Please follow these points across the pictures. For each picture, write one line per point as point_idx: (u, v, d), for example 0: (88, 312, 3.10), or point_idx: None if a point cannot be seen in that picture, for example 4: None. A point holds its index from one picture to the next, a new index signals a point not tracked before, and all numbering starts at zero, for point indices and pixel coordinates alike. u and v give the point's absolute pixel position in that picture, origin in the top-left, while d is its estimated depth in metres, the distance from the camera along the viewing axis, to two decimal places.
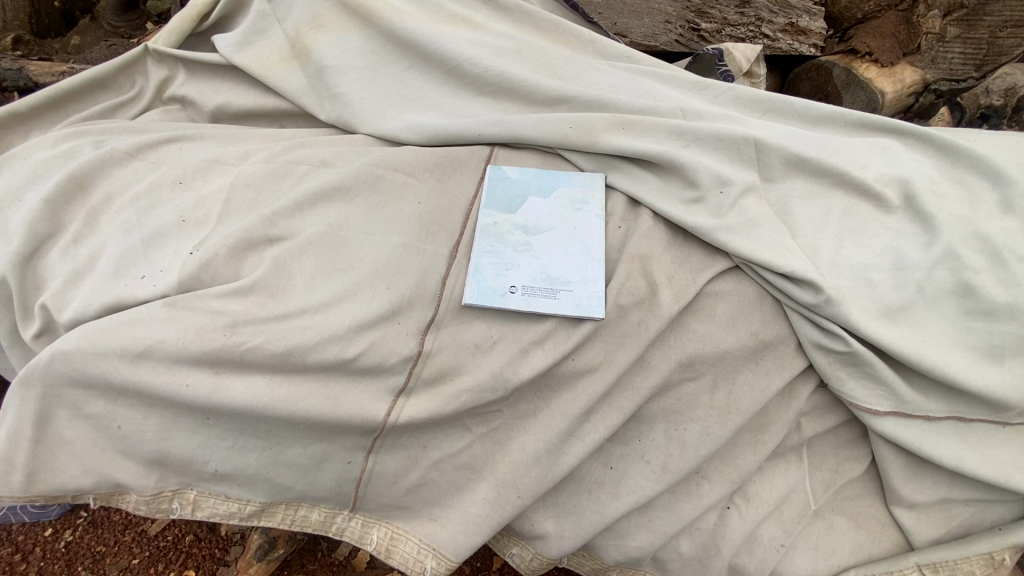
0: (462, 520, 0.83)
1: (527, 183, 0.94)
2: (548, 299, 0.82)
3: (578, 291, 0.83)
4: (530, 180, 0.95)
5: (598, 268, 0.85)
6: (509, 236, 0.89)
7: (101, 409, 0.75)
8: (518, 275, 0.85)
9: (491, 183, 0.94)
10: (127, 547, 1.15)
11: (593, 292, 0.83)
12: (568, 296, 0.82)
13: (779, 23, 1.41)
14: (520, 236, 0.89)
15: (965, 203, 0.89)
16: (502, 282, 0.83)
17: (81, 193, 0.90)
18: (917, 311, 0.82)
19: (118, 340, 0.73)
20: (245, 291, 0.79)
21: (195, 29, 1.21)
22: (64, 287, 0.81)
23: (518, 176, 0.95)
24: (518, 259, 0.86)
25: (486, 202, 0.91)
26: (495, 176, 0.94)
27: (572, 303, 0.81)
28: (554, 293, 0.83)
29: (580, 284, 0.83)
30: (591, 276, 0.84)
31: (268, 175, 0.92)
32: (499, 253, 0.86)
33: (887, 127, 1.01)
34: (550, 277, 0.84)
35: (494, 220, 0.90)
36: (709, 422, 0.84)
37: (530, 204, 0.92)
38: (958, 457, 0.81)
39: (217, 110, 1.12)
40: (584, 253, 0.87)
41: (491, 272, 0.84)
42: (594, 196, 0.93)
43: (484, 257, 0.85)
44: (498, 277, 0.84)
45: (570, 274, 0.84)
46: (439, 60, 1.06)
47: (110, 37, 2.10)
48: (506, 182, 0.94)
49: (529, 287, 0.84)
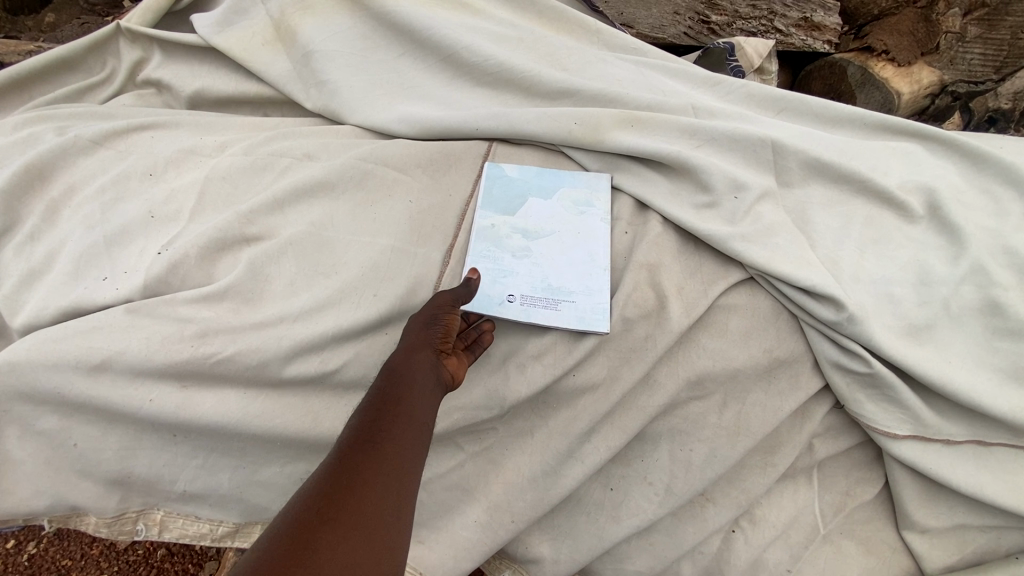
0: (451, 542, 0.79)
1: (526, 182, 0.88)
2: (549, 311, 0.76)
3: (582, 303, 0.77)
4: (530, 179, 0.89)
5: (604, 278, 0.79)
6: (507, 240, 0.83)
7: (53, 425, 0.67)
8: (517, 283, 0.79)
9: (487, 180, 0.87)
10: (95, 561, 1.08)
11: (597, 304, 0.77)
12: (570, 308, 0.76)
13: (792, 18, 1.34)
14: (518, 241, 0.83)
15: (991, 213, 0.83)
16: (500, 290, 0.78)
17: (41, 183, 0.82)
18: (941, 331, 0.76)
19: (73, 350, 0.66)
20: (218, 297, 0.72)
21: (173, 7, 1.13)
22: (20, 287, 0.74)
23: (517, 174, 0.89)
24: (518, 266, 0.81)
25: (482, 202, 0.85)
26: (494, 174, 0.88)
27: (575, 317, 0.75)
28: (554, 304, 0.77)
29: (583, 296, 0.78)
30: (595, 287, 0.78)
31: (248, 167, 0.85)
32: (497, 260, 0.81)
33: (909, 130, 0.95)
34: (551, 286, 0.79)
35: (491, 223, 0.84)
36: (718, 442, 0.79)
37: (530, 205, 0.86)
38: (977, 483, 0.77)
39: (195, 96, 1.04)
40: (588, 262, 0.81)
41: (488, 280, 0.79)
42: (600, 199, 0.86)
43: (481, 265, 0.80)
44: (495, 284, 0.78)
45: (572, 284, 0.79)
46: (435, 48, 0.99)
47: (86, 15, 1.93)
48: (503, 180, 0.88)
49: (530, 296, 0.78)
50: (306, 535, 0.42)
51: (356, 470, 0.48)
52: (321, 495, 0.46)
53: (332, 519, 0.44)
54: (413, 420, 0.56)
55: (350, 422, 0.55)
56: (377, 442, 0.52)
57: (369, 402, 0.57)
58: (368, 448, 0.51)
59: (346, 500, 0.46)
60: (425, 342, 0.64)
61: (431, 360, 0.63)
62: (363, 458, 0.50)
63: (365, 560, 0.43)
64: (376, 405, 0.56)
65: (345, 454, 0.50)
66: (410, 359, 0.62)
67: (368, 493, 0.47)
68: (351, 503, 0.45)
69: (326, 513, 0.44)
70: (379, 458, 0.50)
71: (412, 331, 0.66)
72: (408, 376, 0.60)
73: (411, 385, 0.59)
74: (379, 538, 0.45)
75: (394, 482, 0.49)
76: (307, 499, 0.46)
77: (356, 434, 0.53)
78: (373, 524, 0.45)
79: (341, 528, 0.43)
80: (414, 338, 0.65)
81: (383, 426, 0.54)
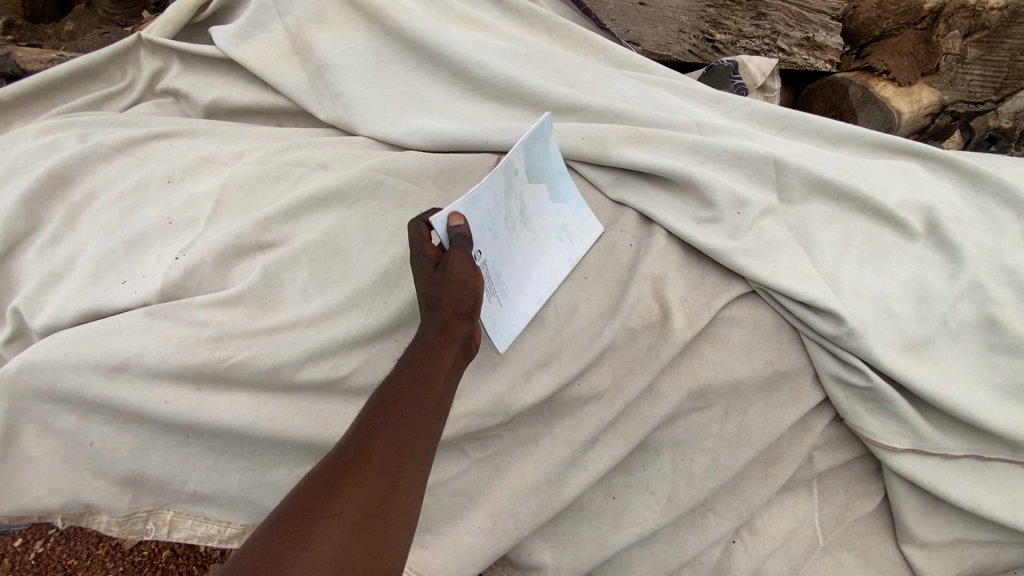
0: (455, 548, 0.80)
1: (554, 169, 0.83)
2: (485, 296, 0.73)
3: (502, 313, 0.75)
4: (554, 172, 0.83)
5: (534, 307, 0.78)
6: (513, 199, 0.76)
7: (70, 424, 0.69)
8: (488, 245, 0.72)
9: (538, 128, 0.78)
10: (100, 561, 1.10)
11: (513, 322, 0.76)
12: (497, 309, 0.75)
13: (795, 37, 1.36)
14: (516, 210, 0.77)
15: (989, 232, 0.85)
16: (479, 237, 0.70)
17: (63, 188, 0.85)
18: (940, 346, 0.78)
19: (92, 351, 0.67)
20: (233, 301, 0.74)
21: (193, 19, 1.16)
22: (40, 289, 0.77)
23: (554, 158, 0.83)
24: (500, 233, 0.74)
25: (524, 148, 0.76)
26: (546, 128, 0.79)
27: (486, 321, 0.73)
28: (491, 295, 0.74)
29: (508, 308, 0.76)
30: (525, 308, 0.77)
31: (264, 176, 0.88)
32: (496, 213, 0.73)
33: (908, 149, 0.97)
34: (502, 278, 0.75)
35: (516, 168, 0.75)
36: (719, 453, 0.80)
37: (541, 191, 0.81)
38: (975, 497, 0.78)
39: (212, 106, 1.07)
40: (540, 283, 0.79)
41: (479, 218, 0.69)
42: (583, 241, 0.84)
43: (486, 198, 0.70)
44: (482, 231, 0.71)
45: (515, 291, 0.77)
46: (446, 63, 1.02)
47: (104, 24, 1.97)
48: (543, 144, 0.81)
49: (486, 269, 0.73)
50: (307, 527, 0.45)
51: (363, 464, 0.50)
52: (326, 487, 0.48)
53: (336, 512, 0.46)
54: (428, 411, 0.57)
55: (368, 403, 0.56)
56: (389, 434, 0.53)
57: (390, 385, 0.58)
58: (379, 440, 0.52)
59: (350, 494, 0.48)
60: (450, 312, 0.65)
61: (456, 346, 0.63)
62: (372, 450, 0.51)
63: (362, 556, 0.45)
64: (394, 390, 0.57)
65: (358, 442, 0.52)
66: (437, 343, 0.62)
67: (374, 490, 0.49)
68: (354, 499, 0.48)
69: (331, 506, 0.47)
70: (387, 452, 0.51)
71: (445, 295, 0.64)
72: (429, 364, 0.60)
73: (434, 373, 0.60)
74: (377, 534, 0.47)
75: (400, 478, 0.51)
76: (318, 483, 0.48)
77: (372, 420, 0.54)
78: (375, 521, 0.48)
79: (342, 524, 0.46)
80: (444, 313, 0.64)
81: (397, 416, 0.54)
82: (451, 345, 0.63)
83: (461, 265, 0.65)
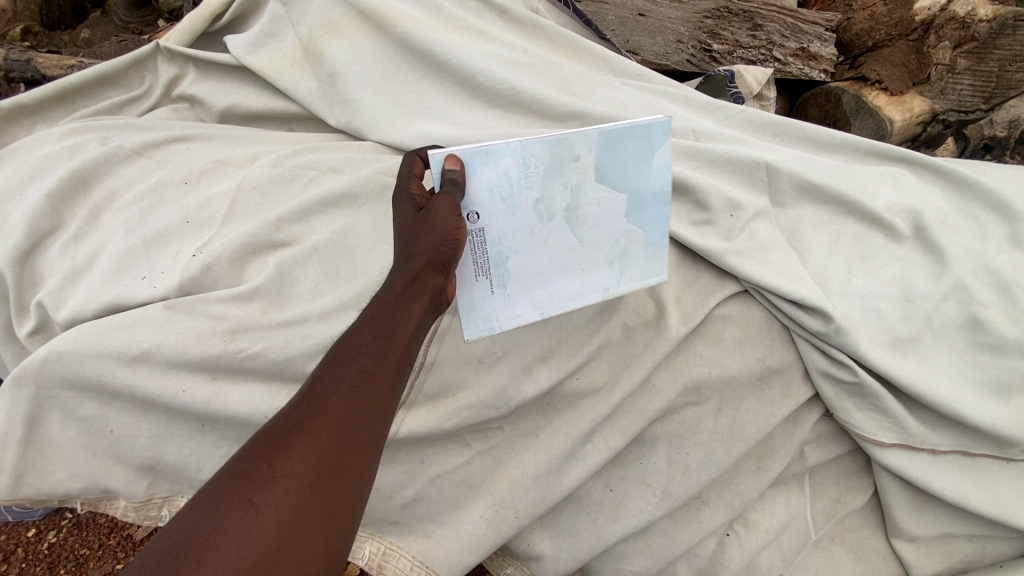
0: (459, 537, 0.84)
1: (649, 184, 0.72)
2: (473, 270, 0.68)
3: (491, 303, 0.69)
4: (644, 186, 0.72)
5: (530, 315, 0.70)
6: (562, 186, 0.69)
7: (92, 412, 0.72)
8: (494, 216, 0.67)
9: (640, 130, 0.69)
10: (111, 552, 1.16)
11: (497, 317, 0.69)
12: (483, 290, 0.68)
13: (790, 48, 1.41)
14: (562, 201, 0.69)
15: (974, 235, 0.88)
16: (487, 202, 0.66)
17: (84, 189, 0.88)
18: (925, 344, 0.81)
19: (113, 342, 0.71)
20: (247, 296, 0.77)
21: (208, 28, 1.21)
22: (63, 284, 0.80)
23: (654, 173, 0.72)
24: (523, 214, 0.68)
25: (604, 142, 0.69)
26: (646, 130, 0.70)
27: (466, 301, 0.68)
28: (481, 273, 0.68)
29: (498, 299, 0.69)
30: (519, 308, 0.70)
31: (277, 178, 0.91)
32: (528, 190, 0.67)
33: (896, 156, 1.00)
34: (507, 264, 0.69)
35: (578, 153, 0.68)
36: (713, 447, 0.83)
37: (616, 200, 0.72)
38: (961, 491, 0.81)
39: (226, 111, 1.11)
40: (550, 293, 0.71)
41: (491, 181, 0.66)
42: (633, 279, 0.74)
43: (511, 166, 0.66)
44: (497, 199, 0.66)
45: (516, 285, 0.70)
46: (452, 71, 1.06)
47: (120, 32, 2.03)
48: (642, 151, 0.71)
49: (484, 240, 0.67)
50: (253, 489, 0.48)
51: (310, 425, 0.52)
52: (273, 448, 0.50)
53: (282, 474, 0.49)
54: (383, 369, 0.57)
55: (323, 360, 0.57)
56: (340, 393, 0.54)
57: (346, 342, 0.58)
58: (328, 400, 0.53)
59: (296, 456, 0.50)
60: (427, 264, 0.62)
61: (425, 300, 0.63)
62: (321, 410, 0.53)
63: (310, 514, 0.48)
64: (348, 349, 0.57)
65: (308, 402, 0.53)
66: (399, 294, 0.62)
67: (320, 450, 0.50)
68: (299, 459, 0.49)
69: (275, 467, 0.49)
70: (336, 412, 0.53)
71: (421, 246, 0.62)
72: (388, 321, 0.60)
73: (395, 327, 0.60)
74: (325, 492, 0.49)
75: (350, 436, 0.52)
76: (267, 443, 0.51)
77: (324, 380, 0.55)
78: (326, 481, 0.49)
79: (289, 486, 0.48)
80: (417, 263, 0.62)
81: (347, 377, 0.55)
82: (419, 300, 0.62)
83: (443, 215, 0.62)
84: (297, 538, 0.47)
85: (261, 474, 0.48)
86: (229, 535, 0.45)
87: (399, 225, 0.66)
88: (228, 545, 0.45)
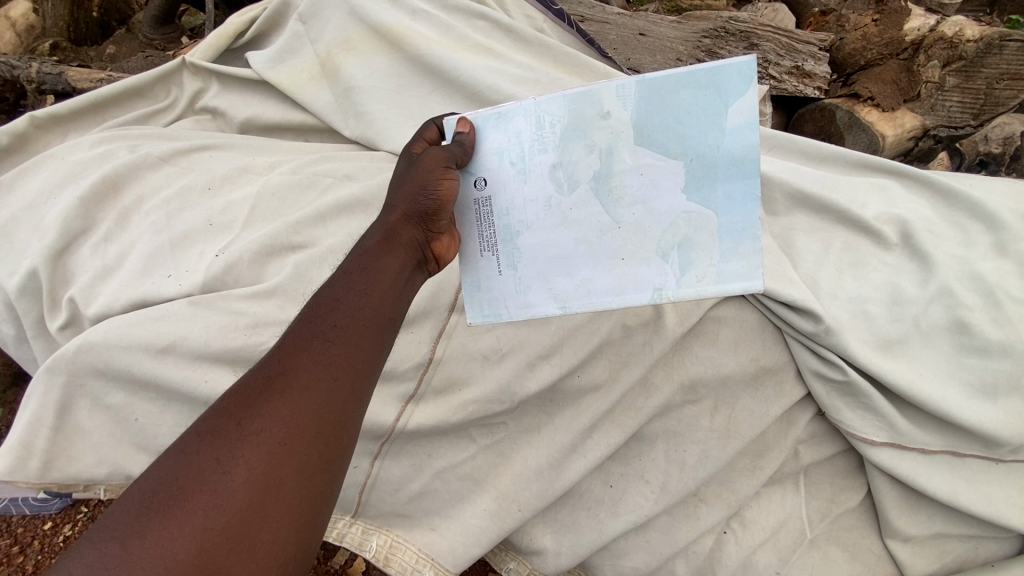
0: (462, 530, 0.87)
1: (718, 147, 0.62)
2: (480, 245, 0.73)
3: (498, 282, 0.72)
4: (708, 150, 0.63)
5: (549, 308, 0.70)
6: (588, 148, 0.67)
7: (121, 401, 0.77)
8: (504, 181, 0.71)
9: (700, 78, 0.61)
10: None
11: (505, 298, 0.72)
12: (490, 265, 0.72)
13: (785, 66, 1.46)
14: (589, 167, 0.67)
15: (960, 243, 0.91)
16: (496, 167, 0.71)
17: (115, 193, 0.94)
18: (913, 346, 0.85)
19: (141, 335, 0.76)
20: (268, 294, 0.81)
21: (231, 45, 1.28)
22: (95, 281, 0.85)
23: (725, 133, 0.62)
24: (538, 181, 0.69)
25: (643, 94, 0.64)
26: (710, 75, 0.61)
27: (474, 278, 0.73)
28: (487, 248, 0.72)
29: (508, 279, 0.72)
30: (531, 290, 0.71)
31: (294, 185, 0.97)
32: (542, 153, 0.69)
33: (885, 168, 1.04)
34: (518, 240, 0.71)
35: (609, 110, 0.66)
36: (709, 444, 0.86)
37: (674, 170, 0.64)
38: (950, 490, 0.83)
39: (246, 123, 1.18)
40: (577, 281, 0.69)
41: (500, 144, 0.70)
42: (697, 275, 0.64)
43: (522, 127, 0.69)
44: (508, 164, 0.70)
45: (530, 265, 0.71)
46: (461, 86, 1.11)
47: (144, 48, 2.11)
48: (705, 105, 0.62)
49: (490, 209, 0.72)
50: (226, 446, 0.50)
51: (281, 384, 0.54)
52: (245, 407, 0.53)
53: (254, 434, 0.51)
54: (353, 330, 0.59)
55: (296, 320, 0.59)
56: (313, 353, 0.56)
57: (318, 300, 0.61)
58: (301, 361, 0.55)
59: (268, 415, 0.52)
60: (407, 212, 0.68)
61: (404, 255, 0.67)
62: (294, 370, 0.55)
63: (282, 474, 0.50)
64: (320, 308, 0.60)
65: (282, 362, 0.55)
66: (372, 252, 0.66)
67: (292, 408, 0.52)
68: (270, 418, 0.52)
69: (246, 426, 0.51)
70: (309, 373, 0.55)
71: (401, 199, 0.69)
72: (360, 279, 0.63)
73: (369, 281, 0.63)
74: (300, 452, 0.51)
75: (322, 395, 0.54)
76: (240, 401, 0.53)
77: (298, 340, 0.57)
78: (300, 441, 0.52)
79: (263, 447, 0.50)
80: (394, 215, 0.69)
81: (317, 339, 0.57)
82: (394, 254, 0.67)
83: (428, 165, 0.68)
84: (269, 496, 0.49)
85: (232, 432, 0.51)
86: (201, 492, 0.48)
87: (397, 174, 0.74)
88: (203, 500, 0.48)
